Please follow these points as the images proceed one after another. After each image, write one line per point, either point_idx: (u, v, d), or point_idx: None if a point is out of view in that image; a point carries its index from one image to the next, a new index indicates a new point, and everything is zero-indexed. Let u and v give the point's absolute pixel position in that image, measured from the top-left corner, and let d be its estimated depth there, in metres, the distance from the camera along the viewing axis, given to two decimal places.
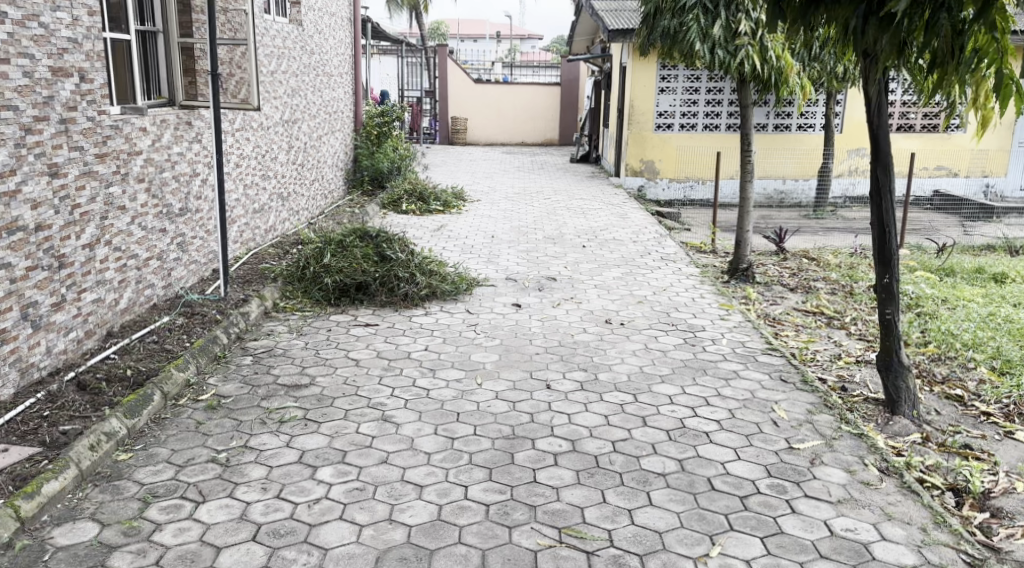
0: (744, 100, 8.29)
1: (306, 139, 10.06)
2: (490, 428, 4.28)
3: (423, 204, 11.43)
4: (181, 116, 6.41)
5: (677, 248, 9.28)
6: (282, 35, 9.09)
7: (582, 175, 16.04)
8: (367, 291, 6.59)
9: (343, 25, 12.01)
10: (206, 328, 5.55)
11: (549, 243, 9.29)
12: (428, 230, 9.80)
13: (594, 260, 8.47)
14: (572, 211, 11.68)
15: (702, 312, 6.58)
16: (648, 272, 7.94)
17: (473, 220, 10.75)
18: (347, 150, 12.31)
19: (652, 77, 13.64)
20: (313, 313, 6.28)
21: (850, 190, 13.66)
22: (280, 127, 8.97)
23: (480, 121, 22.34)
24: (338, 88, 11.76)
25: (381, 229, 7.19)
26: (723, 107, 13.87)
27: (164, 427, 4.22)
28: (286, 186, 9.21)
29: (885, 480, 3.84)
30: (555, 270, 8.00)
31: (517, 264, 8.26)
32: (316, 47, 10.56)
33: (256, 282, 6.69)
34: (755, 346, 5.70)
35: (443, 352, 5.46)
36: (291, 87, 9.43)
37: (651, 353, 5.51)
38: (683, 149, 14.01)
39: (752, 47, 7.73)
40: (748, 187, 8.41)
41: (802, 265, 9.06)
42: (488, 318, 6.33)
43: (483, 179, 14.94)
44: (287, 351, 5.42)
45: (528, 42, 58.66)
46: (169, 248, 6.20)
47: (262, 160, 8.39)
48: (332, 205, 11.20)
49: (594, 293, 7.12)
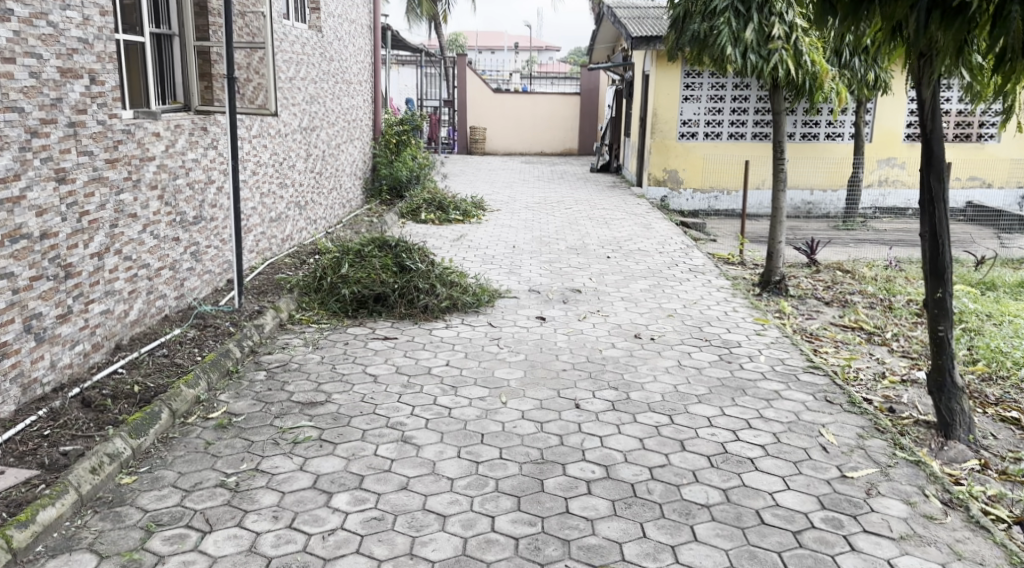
0: (776, 108, 8.00)
1: (325, 147, 9.86)
2: (516, 451, 4.00)
3: (442, 213, 11.19)
4: (196, 121, 6.19)
5: (705, 259, 8.99)
6: (301, 41, 8.90)
7: (603, 185, 15.77)
8: (386, 303, 6.35)
9: (363, 33, 11.83)
10: (218, 341, 5.32)
11: (573, 254, 9.01)
12: (448, 240, 9.56)
13: (620, 271, 8.20)
14: (595, 221, 11.40)
15: (736, 326, 6.29)
16: (676, 284, 7.65)
17: (494, 230, 10.51)
18: (366, 158, 12.10)
19: (676, 85, 13.36)
20: (330, 325, 6.04)
21: (879, 201, 13.61)
22: (298, 134, 8.78)
23: (499, 131, 22.13)
24: (358, 95, 11.56)
25: (401, 239, 6.96)
26: (749, 116, 13.53)
27: (172, 448, 3.98)
28: (304, 194, 9.01)
29: (950, 513, 3.56)
30: (579, 281, 7.72)
31: (540, 275, 7.99)
32: (336, 54, 10.36)
33: (271, 293, 6.46)
34: (796, 364, 5.49)
35: (466, 368, 5.20)
36: (310, 95, 9.23)
37: (685, 371, 5.21)
38: (708, 158, 13.70)
39: (785, 52, 7.47)
40: (780, 197, 8.10)
41: (836, 277, 8.81)
42: (511, 332, 6.06)
43: (503, 188, 14.70)
44: (302, 366, 5.18)
45: (547, 54, 58.57)
46: (182, 258, 5.99)
47: (280, 167, 8.18)
48: (350, 214, 11.00)
49: (621, 306, 6.84)
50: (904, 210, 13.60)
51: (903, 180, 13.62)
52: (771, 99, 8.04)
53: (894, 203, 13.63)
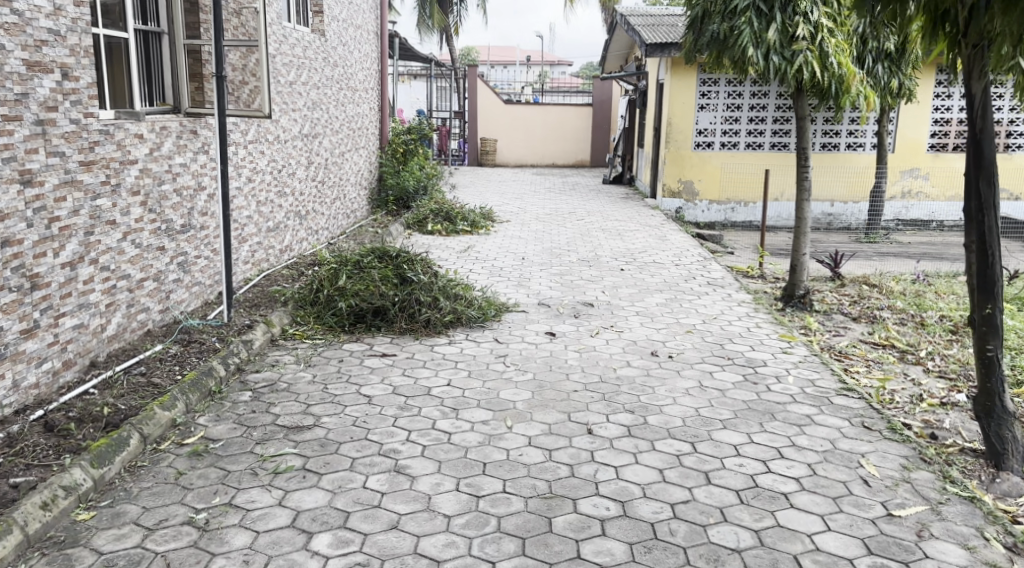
0: (799, 113, 7.58)
1: (328, 156, 9.50)
2: (521, 483, 3.58)
3: (449, 224, 10.82)
4: (184, 123, 5.83)
5: (724, 272, 8.57)
6: (303, 45, 8.56)
7: (616, 196, 15.37)
8: (385, 317, 5.96)
9: (369, 39, 11.50)
10: (202, 359, 4.93)
11: (586, 266, 8.61)
12: (454, 251, 9.19)
13: (634, 284, 7.78)
14: (608, 233, 11.00)
15: (761, 344, 5.86)
16: (694, 298, 7.23)
17: (503, 241, 10.13)
18: (372, 168, 11.75)
19: (692, 94, 12.99)
20: (325, 341, 5.64)
21: (903, 214, 13.20)
22: (299, 140, 8.43)
23: (510, 142, 21.78)
24: (363, 103, 11.21)
25: (403, 249, 6.56)
26: (767, 125, 13.10)
27: (139, 478, 3.59)
28: (305, 204, 8.65)
29: (1015, 561, 3.16)
30: (592, 295, 7.32)
31: (551, 288, 7.59)
32: (341, 60, 10.03)
33: (264, 307, 6.09)
34: (828, 386, 5.05)
35: (468, 389, 4.78)
36: (313, 100, 8.89)
37: (707, 394, 4.78)
38: (725, 169, 13.28)
39: (810, 53, 7.09)
40: (804, 207, 7.69)
41: (862, 292, 8.38)
42: (519, 348, 5.65)
43: (513, 199, 14.32)
44: (292, 386, 4.78)
45: (558, 68, 58.34)
46: (168, 269, 5.62)
47: (279, 175, 7.82)
48: (354, 225, 10.63)
49: (636, 321, 6.42)
50: (928, 222, 13.18)
51: (926, 192, 13.17)
52: (795, 103, 7.62)
53: (917, 215, 13.22)
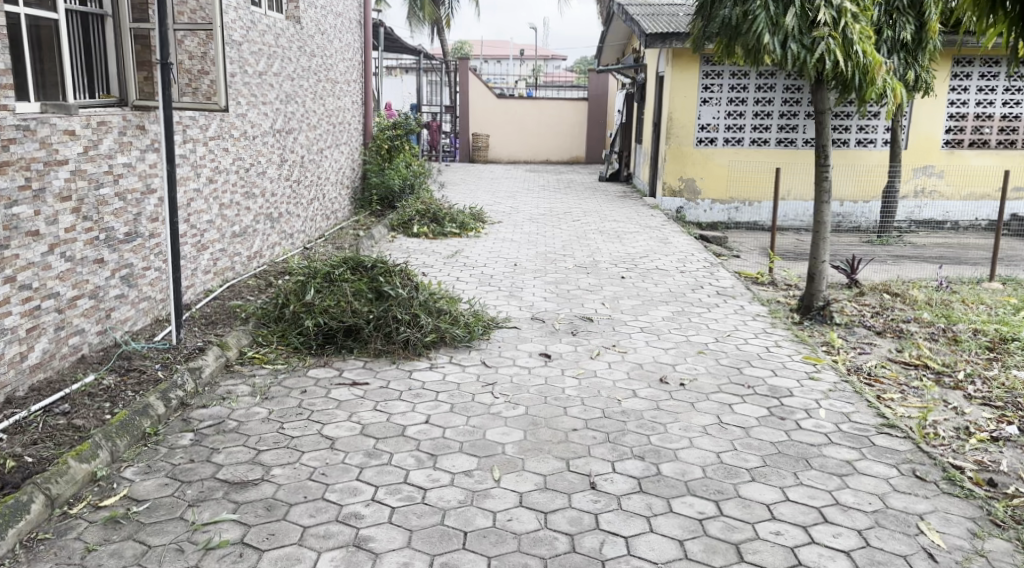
0: (818, 107, 6.94)
1: (305, 153, 8.80)
2: (511, 563, 2.93)
3: (437, 226, 10.13)
4: (129, 117, 5.12)
5: (733, 280, 7.91)
6: (275, 33, 7.85)
7: (613, 195, 14.69)
8: (359, 337, 5.25)
9: (351, 28, 10.78)
10: (139, 391, 4.23)
11: (583, 273, 7.95)
12: (440, 256, 8.51)
13: (637, 294, 7.11)
14: (606, 235, 10.33)
15: (784, 368, 5.19)
16: (702, 311, 6.57)
17: (494, 244, 9.45)
18: (355, 166, 11.05)
19: (694, 87, 12.33)
20: (288, 366, 4.95)
21: (916, 214, 12.60)
22: (271, 136, 7.72)
23: (503, 138, 21.07)
24: (345, 96, 10.50)
25: (379, 259, 5.84)
26: (772, 120, 12.44)
27: (36, 557, 2.93)
28: (277, 205, 7.94)
29: None
30: (591, 307, 6.65)
31: (545, 300, 6.91)
32: (319, 50, 9.32)
33: (222, 326, 5.40)
34: (865, 423, 4.37)
35: (450, 428, 4.08)
36: (286, 93, 8.18)
37: (729, 434, 4.10)
38: (729, 166, 12.62)
39: (832, 41, 6.42)
40: (824, 209, 7.04)
41: (884, 302, 7.74)
42: (509, 374, 4.96)
43: (505, 198, 13.63)
44: (242, 425, 4.08)
45: (553, 63, 57.51)
46: (110, 285, 4.92)
47: (246, 174, 7.11)
48: (335, 227, 9.93)
49: (641, 339, 5.73)
50: (942, 223, 12.57)
51: (940, 190, 12.57)
52: (814, 96, 6.99)
53: (931, 215, 12.62)
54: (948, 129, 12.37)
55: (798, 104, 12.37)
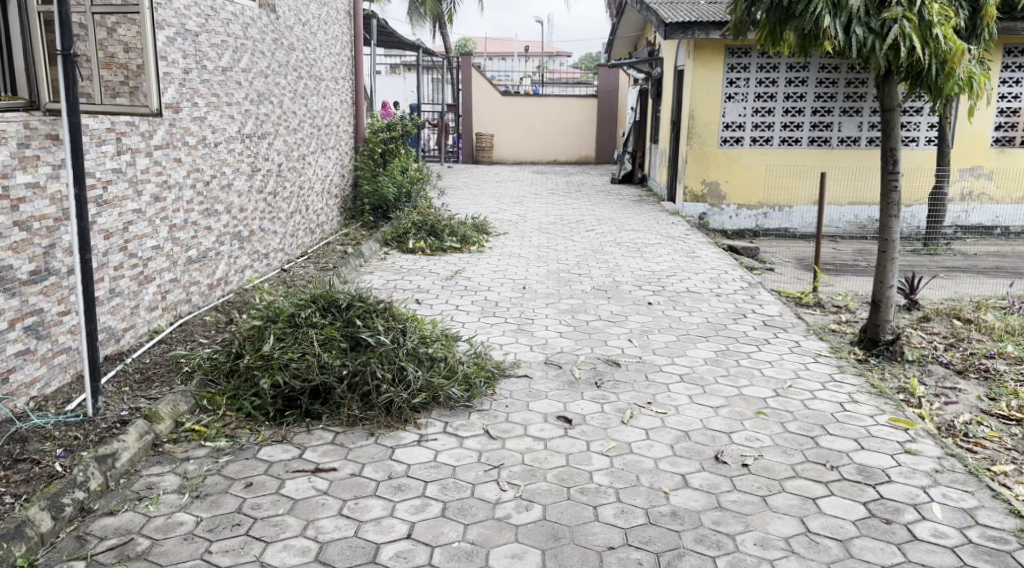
0: (885, 104, 5.85)
1: (283, 161, 7.69)
2: None
3: (435, 239, 9.02)
4: (34, 124, 3.98)
5: (779, 305, 6.80)
6: (243, 22, 6.75)
7: (628, 200, 13.55)
8: (329, 399, 4.14)
9: (339, 19, 9.67)
10: (20, 495, 3.15)
11: (602, 299, 6.86)
12: (437, 279, 7.43)
13: (669, 327, 6.01)
14: (625, 248, 9.24)
15: (871, 438, 4.08)
16: (751, 351, 5.47)
17: (499, 262, 8.36)
18: (345, 173, 9.93)
19: (718, 81, 11.21)
20: (235, 443, 3.84)
21: (963, 219, 11.47)
22: (238, 142, 6.61)
23: (508, 137, 19.95)
24: (332, 95, 9.39)
25: (357, 296, 4.71)
26: (804, 116, 11.33)
27: None
28: (248, 222, 6.83)
29: None
30: (616, 347, 5.54)
31: (561, 336, 5.81)
32: (300, 43, 8.21)
33: (157, 385, 4.30)
34: (998, 526, 3.29)
35: (442, 548, 3.00)
36: (258, 92, 7.07)
37: (822, 555, 3.02)
38: (757, 168, 11.51)
39: (907, 23, 5.38)
40: (892, 224, 5.99)
41: (957, 331, 6.65)
42: (520, 451, 3.85)
43: (511, 205, 12.52)
44: (157, 546, 3.01)
45: (558, 60, 56.17)
46: (7, 340, 3.84)
47: (206, 189, 6.02)
48: (321, 241, 8.83)
49: (683, 395, 4.60)
50: (992, 229, 11.46)
51: (988, 193, 11.48)
52: (881, 91, 5.88)
53: (979, 221, 11.49)
54: (997, 126, 11.26)
55: (833, 100, 11.28)
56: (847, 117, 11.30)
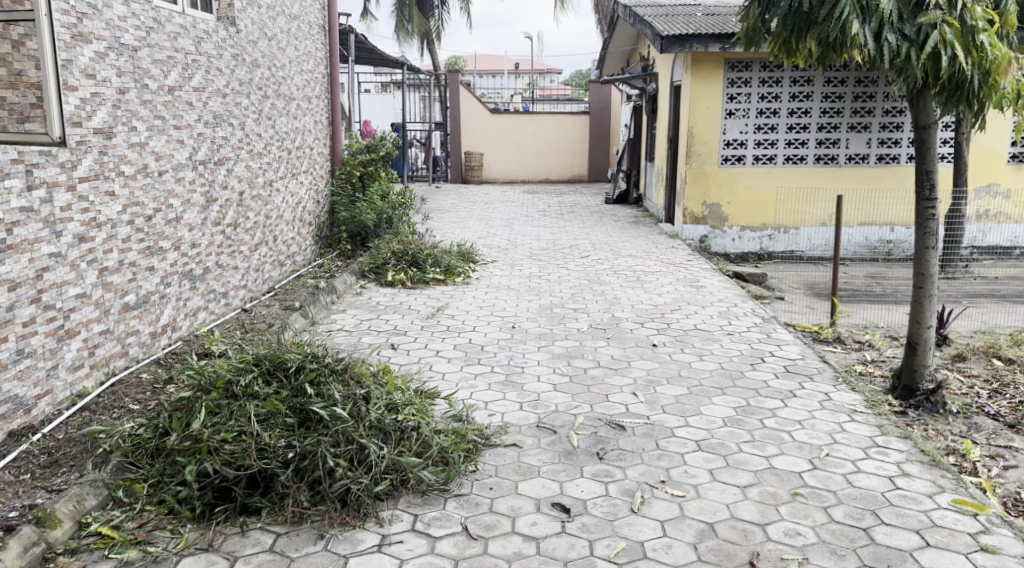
0: (918, 120, 5.16)
1: (245, 188, 6.93)
2: None
3: (417, 270, 8.25)
4: None
5: (799, 346, 6.07)
6: (196, 36, 6.01)
7: (623, 221, 12.82)
8: (272, 488, 3.39)
9: (312, 33, 8.93)
10: None
11: (601, 340, 6.11)
12: (417, 317, 6.68)
13: (679, 376, 5.26)
14: (624, 277, 8.51)
15: (935, 530, 3.38)
16: (776, 408, 4.72)
17: (487, 296, 7.61)
18: (319, 198, 9.17)
19: (718, 96, 10.55)
20: (147, 553, 3.11)
21: (980, 239, 10.79)
22: (189, 170, 5.87)
23: (498, 156, 19.26)
24: (304, 115, 8.64)
25: (310, 354, 3.93)
26: (810, 133, 10.66)
27: None
28: (202, 258, 6.06)
29: None
30: (620, 403, 4.77)
31: (555, 390, 5.03)
32: (265, 59, 7.47)
33: (65, 470, 3.53)
34: None
35: None
36: (214, 114, 6.33)
37: None
38: (760, 187, 10.83)
39: (949, 28, 4.70)
40: (929, 256, 5.28)
41: (999, 374, 5.94)
42: (508, 558, 3.13)
43: (501, 229, 11.79)
44: None
45: (548, 76, 55.61)
46: None
47: (148, 225, 5.27)
48: (292, 273, 8.07)
49: (702, 471, 3.87)
50: (1010, 250, 10.79)
51: (1007, 213, 10.84)
52: (913, 107, 5.19)
53: (997, 241, 10.83)
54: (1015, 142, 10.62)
55: (839, 115, 10.61)
56: (855, 133, 10.64)
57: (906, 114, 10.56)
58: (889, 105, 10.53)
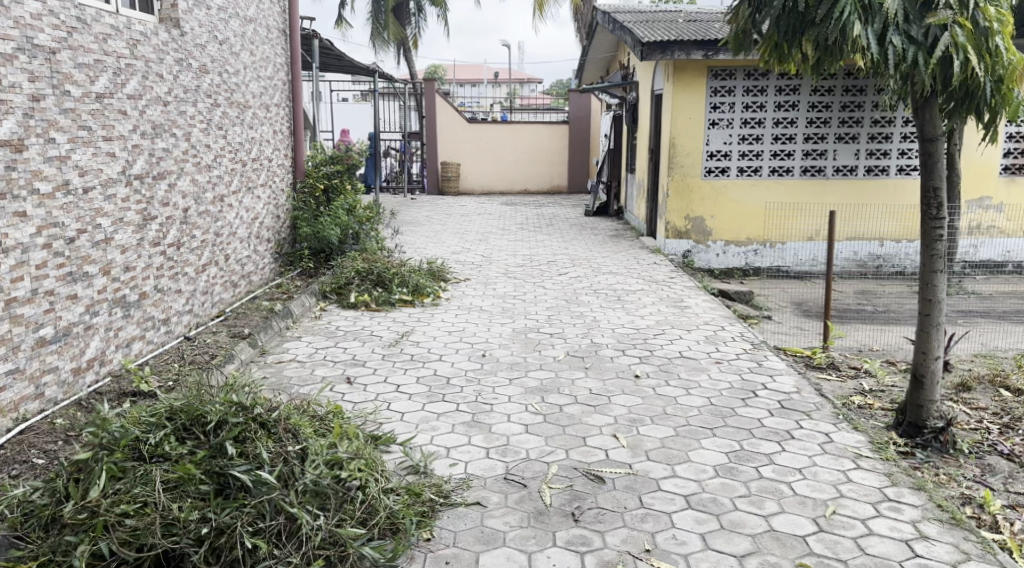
0: (924, 132, 4.70)
1: (191, 204, 6.38)
2: None
3: (382, 291, 7.69)
4: None
5: (792, 376, 5.59)
6: (130, 37, 5.46)
7: (603, 235, 12.35)
8: None
9: (272, 38, 8.40)
10: None
11: (579, 371, 5.59)
12: (378, 345, 6.14)
13: (664, 415, 4.75)
14: (604, 297, 8.01)
15: None
16: (773, 452, 4.23)
17: (457, 319, 7.08)
18: (279, 213, 8.61)
19: (701, 106, 10.11)
20: None
21: (972, 254, 10.40)
22: (123, 186, 5.32)
23: (475, 167, 18.76)
24: (262, 125, 8.09)
25: (237, 406, 3.40)
26: (796, 144, 10.23)
27: None
28: (138, 282, 5.50)
29: None
30: (599, 449, 4.24)
31: (527, 432, 4.50)
32: (215, 64, 6.92)
33: None
34: None
35: None
36: (153, 123, 5.79)
37: None
38: (745, 201, 10.38)
39: (960, 30, 4.26)
40: (936, 280, 4.82)
41: (1010, 406, 5.48)
42: None
43: (475, 244, 11.28)
44: None
45: (528, 86, 55.17)
46: None
47: (70, 248, 4.72)
48: (247, 295, 7.50)
49: (693, 535, 3.37)
50: (1003, 265, 10.40)
51: (999, 226, 10.45)
52: (917, 118, 4.74)
53: (989, 256, 10.45)
54: (1007, 153, 10.26)
55: (826, 125, 10.19)
56: (842, 144, 10.22)
57: (896, 125, 10.16)
58: (878, 115, 10.13)
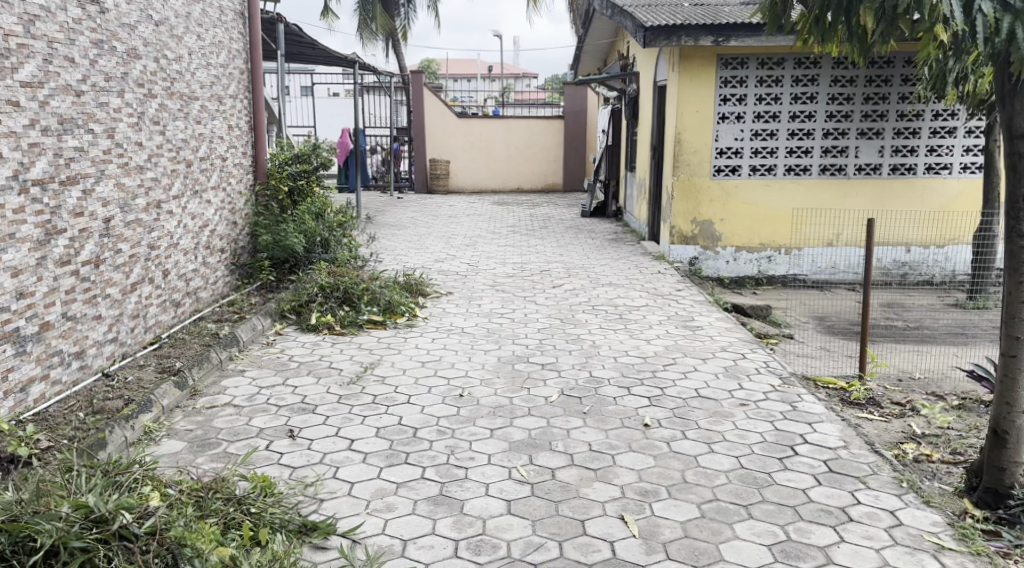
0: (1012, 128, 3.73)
1: (116, 214, 5.37)
2: None
3: (349, 310, 6.72)
4: None
5: (836, 423, 4.59)
6: (25, 12, 4.45)
7: (602, 239, 11.34)
8: None
9: (226, 20, 7.37)
10: None
11: (576, 418, 4.58)
12: (336, 382, 5.14)
13: (686, 484, 3.75)
14: (605, 316, 7.02)
15: None
16: (830, 547, 3.27)
17: (433, 344, 6.08)
18: (236, 219, 7.60)
19: (710, 98, 9.13)
20: None
21: None
22: (14, 195, 4.34)
23: (465, 163, 17.73)
24: (212, 120, 7.07)
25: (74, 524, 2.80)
26: (814, 140, 9.24)
27: None
28: (39, 312, 4.50)
29: None
30: (602, 542, 3.26)
31: (511, 512, 3.49)
32: (149, 48, 5.90)
33: None
34: None
35: None
36: (61, 118, 4.77)
37: None
38: (759, 203, 9.38)
39: None
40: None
41: None
42: None
43: (461, 249, 10.29)
44: None
45: (524, 80, 54.19)
46: None
47: None
48: (193, 315, 6.51)
49: None
50: None
51: None
52: (1004, 110, 3.76)
53: None
54: None
55: (848, 119, 9.19)
56: (865, 141, 9.23)
57: (924, 119, 9.17)
58: (906, 108, 9.13)
